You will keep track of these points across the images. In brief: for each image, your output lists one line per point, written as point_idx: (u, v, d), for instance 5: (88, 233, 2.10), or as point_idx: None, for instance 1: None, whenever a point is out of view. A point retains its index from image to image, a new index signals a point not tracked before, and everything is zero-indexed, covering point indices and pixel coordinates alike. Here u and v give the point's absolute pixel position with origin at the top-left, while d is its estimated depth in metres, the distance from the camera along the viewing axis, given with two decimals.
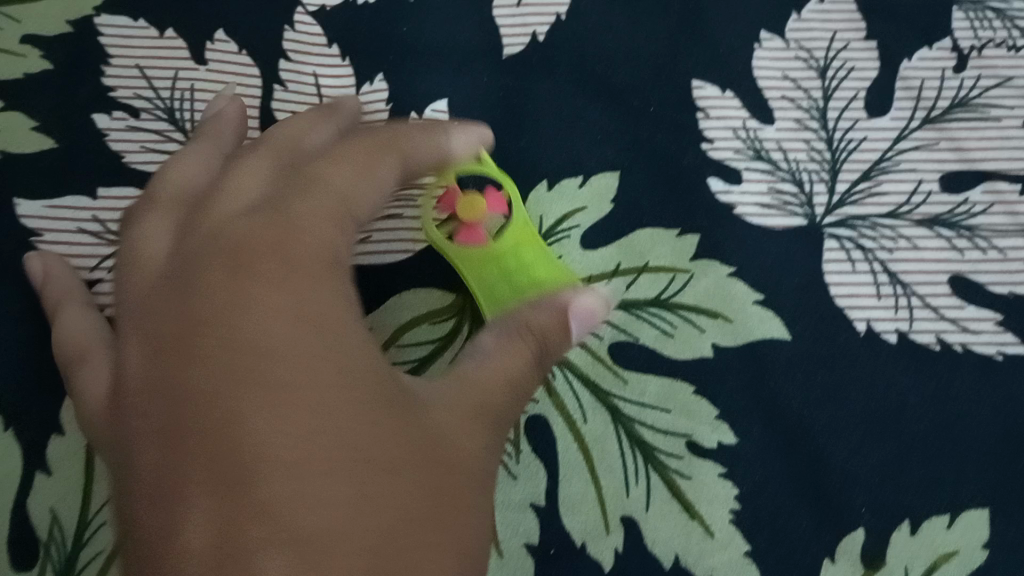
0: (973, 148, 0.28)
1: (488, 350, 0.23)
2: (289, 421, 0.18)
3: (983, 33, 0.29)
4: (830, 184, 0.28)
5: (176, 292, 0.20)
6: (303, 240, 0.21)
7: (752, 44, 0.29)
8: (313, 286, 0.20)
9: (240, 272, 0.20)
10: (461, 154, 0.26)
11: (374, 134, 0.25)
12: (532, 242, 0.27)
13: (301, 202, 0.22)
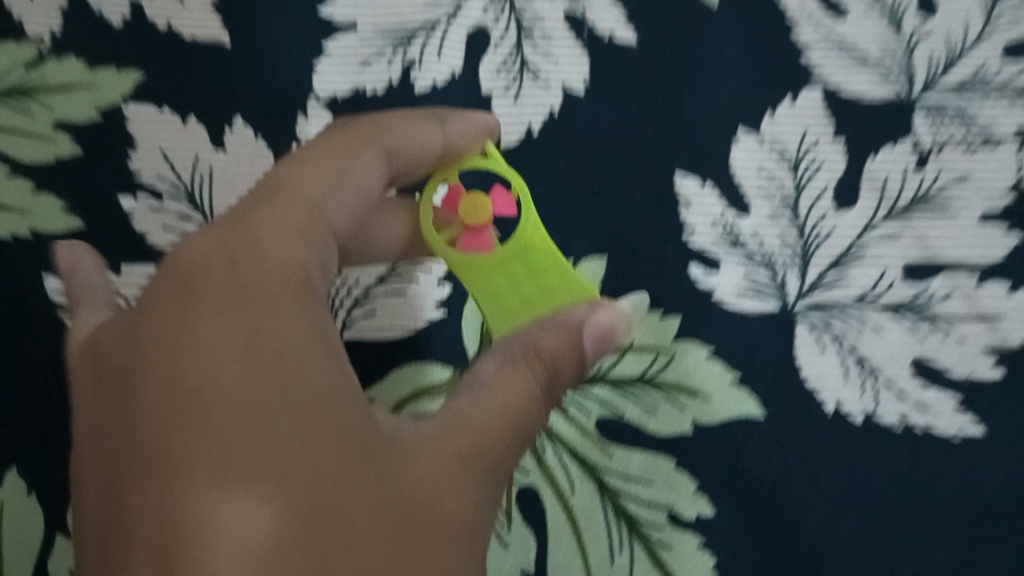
0: (934, 240, 0.31)
1: (489, 378, 0.25)
2: (216, 435, 0.21)
3: (941, 134, 0.32)
4: (801, 271, 0.31)
5: (137, 325, 0.23)
6: (254, 271, 0.24)
7: (730, 141, 0.32)
8: (260, 317, 0.23)
9: (190, 305, 0.23)
10: (462, 148, 0.30)
11: (336, 165, 0.28)
12: (533, 248, 0.30)
13: (259, 234, 0.25)
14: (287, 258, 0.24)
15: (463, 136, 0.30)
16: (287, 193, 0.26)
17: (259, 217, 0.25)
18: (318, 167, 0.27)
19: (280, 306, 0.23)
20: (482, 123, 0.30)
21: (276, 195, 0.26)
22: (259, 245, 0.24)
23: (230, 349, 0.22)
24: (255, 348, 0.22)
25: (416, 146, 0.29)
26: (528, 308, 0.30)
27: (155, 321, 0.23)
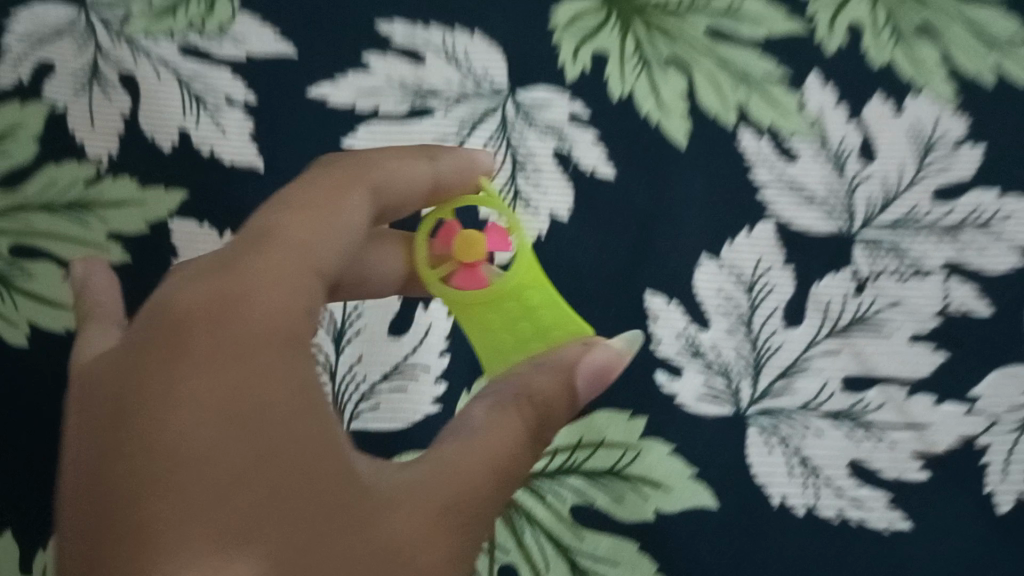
0: (869, 357, 0.36)
1: (481, 424, 0.27)
2: (186, 493, 0.21)
3: (877, 266, 0.37)
4: (752, 382, 0.36)
5: (125, 370, 0.24)
6: (239, 325, 0.24)
7: (694, 267, 0.38)
8: (242, 371, 0.23)
9: (173, 361, 0.23)
10: (446, 174, 0.35)
11: (333, 201, 0.30)
12: (526, 284, 0.34)
13: (247, 283, 0.25)
14: (277, 308, 0.25)
15: (456, 169, 0.35)
16: (281, 239, 0.27)
17: (252, 266, 0.26)
18: (315, 215, 0.29)
19: (265, 361, 0.24)
20: (471, 163, 0.36)
21: (269, 245, 0.27)
22: (249, 296, 0.25)
23: (212, 405, 0.23)
24: (237, 405, 0.23)
25: (416, 181, 0.34)
26: (521, 342, 0.33)
27: (141, 369, 0.24)
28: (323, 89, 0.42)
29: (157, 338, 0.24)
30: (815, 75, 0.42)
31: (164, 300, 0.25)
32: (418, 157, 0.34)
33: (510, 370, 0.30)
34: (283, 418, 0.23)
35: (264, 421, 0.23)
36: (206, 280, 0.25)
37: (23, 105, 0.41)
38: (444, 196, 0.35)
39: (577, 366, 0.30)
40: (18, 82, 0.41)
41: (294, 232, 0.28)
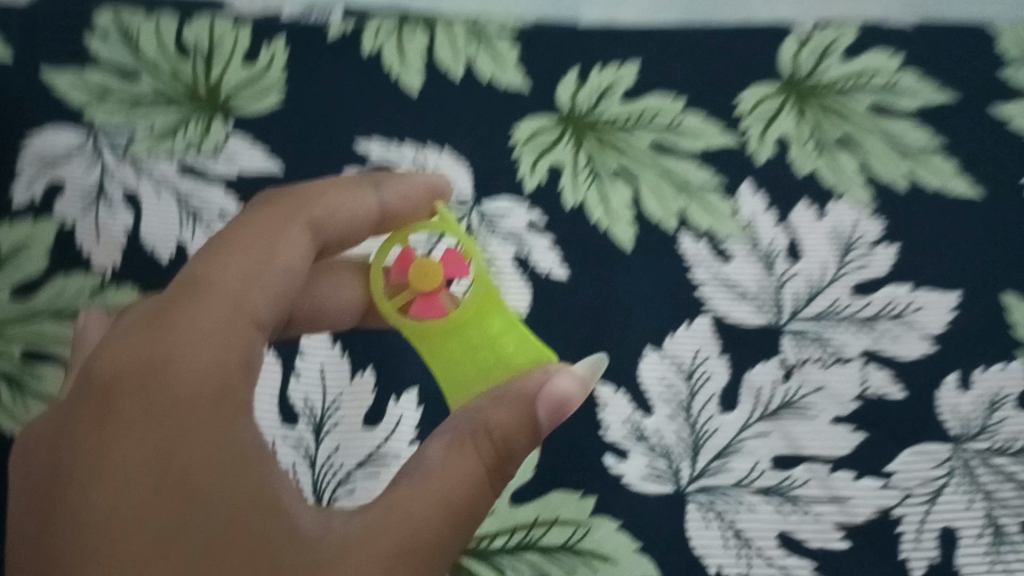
0: (797, 436, 0.41)
1: (436, 458, 0.31)
2: (115, 540, 0.27)
3: (803, 353, 0.42)
4: (691, 462, 0.40)
5: (66, 430, 0.30)
6: (162, 381, 0.31)
7: (639, 356, 0.43)
8: (163, 419, 0.30)
9: (103, 425, 0.30)
10: (393, 203, 0.40)
11: (263, 250, 0.36)
12: (487, 313, 0.37)
13: (173, 343, 0.31)
14: (197, 363, 0.31)
15: (404, 196, 0.40)
16: (216, 290, 0.33)
17: (177, 324, 0.32)
18: (250, 262, 0.35)
19: (190, 410, 0.30)
20: (423, 184, 0.41)
21: (199, 297, 0.33)
22: (173, 354, 0.31)
23: (137, 447, 0.29)
24: (160, 441, 0.29)
25: (359, 208, 0.39)
26: (486, 372, 0.36)
27: (79, 427, 0.30)
28: None
29: (92, 398, 0.31)
30: (747, 183, 0.47)
31: (102, 369, 0.31)
32: (364, 186, 0.40)
33: (473, 403, 0.33)
34: (201, 450, 0.29)
35: (181, 458, 0.29)
36: (137, 344, 0.32)
37: (37, 222, 0.46)
38: (395, 220, 0.40)
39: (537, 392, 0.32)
40: (31, 201, 0.46)
41: (228, 281, 0.34)
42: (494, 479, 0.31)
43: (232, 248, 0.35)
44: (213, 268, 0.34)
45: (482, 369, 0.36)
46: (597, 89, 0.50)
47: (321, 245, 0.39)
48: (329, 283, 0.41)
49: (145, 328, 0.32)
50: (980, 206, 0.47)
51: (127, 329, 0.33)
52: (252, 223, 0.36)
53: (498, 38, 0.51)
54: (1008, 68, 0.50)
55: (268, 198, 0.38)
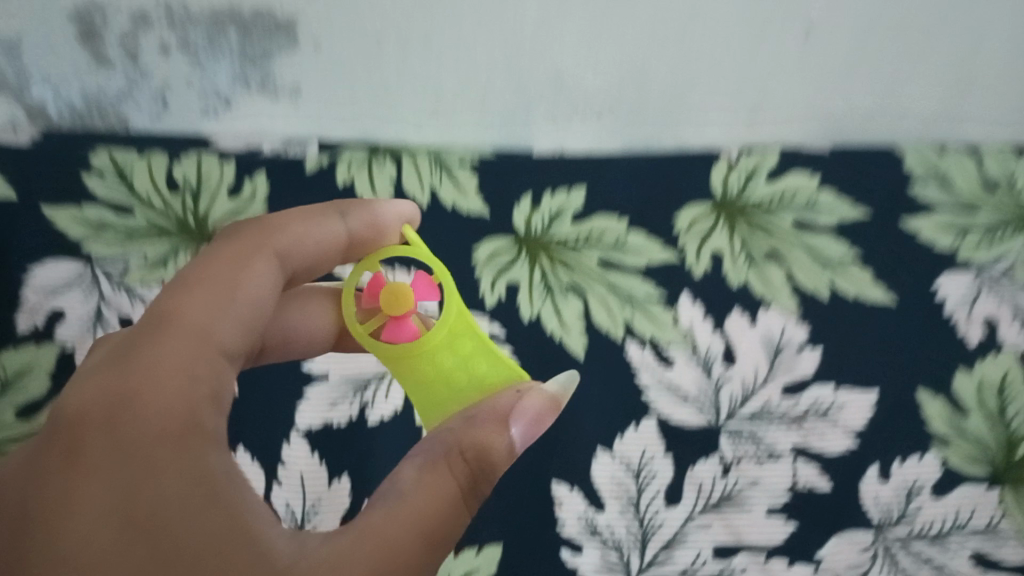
0: (738, 526, 0.47)
1: (413, 475, 0.33)
2: None
3: (739, 451, 0.48)
4: (640, 553, 0.46)
5: (35, 472, 0.30)
6: (134, 415, 0.31)
7: (592, 457, 0.47)
8: (137, 454, 0.30)
9: (74, 467, 0.30)
10: (361, 232, 0.43)
11: (233, 286, 0.37)
12: (456, 334, 0.42)
13: (143, 377, 0.32)
14: (171, 395, 0.32)
15: (371, 223, 0.43)
16: (186, 329, 0.35)
17: (145, 360, 0.33)
18: (218, 301, 0.37)
19: (160, 444, 0.30)
20: (391, 214, 0.44)
21: (168, 332, 0.34)
22: (145, 388, 0.32)
23: (109, 487, 0.29)
24: (131, 478, 0.29)
25: (327, 236, 0.42)
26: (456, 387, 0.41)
27: (48, 469, 0.30)
28: None
29: (58, 443, 0.31)
30: (685, 295, 0.52)
31: (69, 408, 0.32)
32: (330, 216, 0.43)
33: (448, 425, 0.37)
34: (173, 481, 0.30)
35: (154, 493, 0.29)
36: (105, 381, 0.32)
37: (38, 347, 0.51)
38: (362, 247, 0.43)
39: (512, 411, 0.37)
40: (33, 328, 0.51)
41: (199, 319, 0.35)
42: (468, 492, 0.34)
43: (201, 285, 0.37)
44: (184, 304, 0.36)
45: (455, 385, 0.41)
46: (548, 214, 0.55)
47: (292, 274, 0.42)
48: (301, 312, 0.44)
49: (112, 366, 0.33)
50: (894, 312, 0.52)
51: (92, 370, 0.33)
52: (221, 260, 0.38)
53: (459, 168, 0.56)
54: (914, 188, 0.57)
55: (233, 233, 0.41)
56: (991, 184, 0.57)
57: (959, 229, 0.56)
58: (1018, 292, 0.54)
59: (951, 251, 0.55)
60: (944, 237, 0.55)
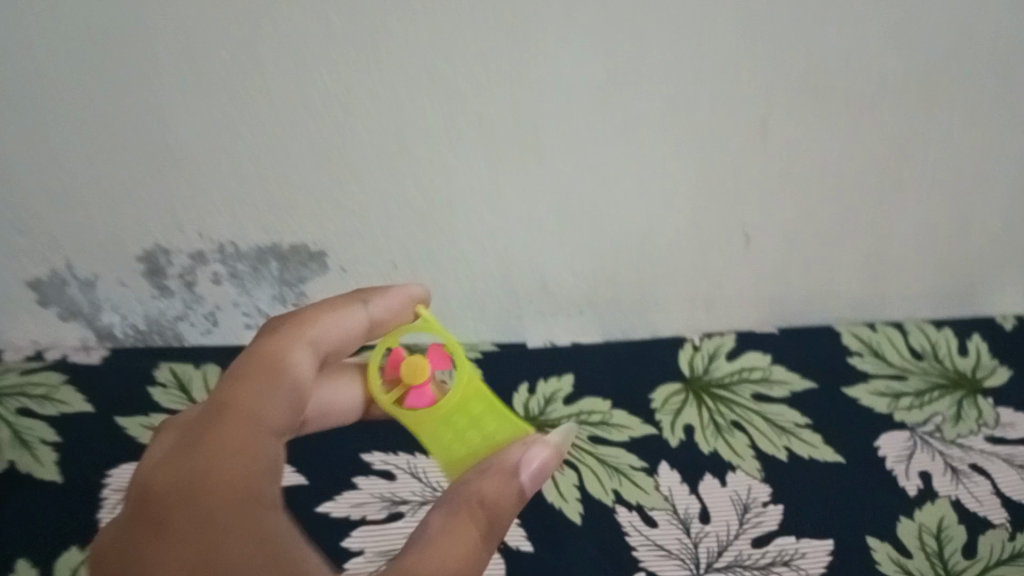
0: None
1: (440, 527, 0.34)
2: None
3: None
4: None
5: (115, 546, 0.32)
6: (202, 490, 0.33)
7: None
8: (210, 523, 0.32)
9: (149, 538, 0.31)
10: (381, 313, 0.47)
11: (271, 371, 0.40)
12: (468, 398, 0.46)
13: (207, 456, 0.34)
14: (234, 471, 0.34)
15: (390, 307, 0.48)
16: (235, 412, 0.37)
17: (205, 443, 0.35)
18: (258, 384, 0.39)
19: (228, 516, 0.32)
20: (406, 294, 0.49)
21: (224, 415, 0.36)
22: (210, 467, 0.34)
23: (178, 555, 0.31)
24: (199, 550, 0.31)
25: (354, 322, 0.46)
26: (471, 445, 0.45)
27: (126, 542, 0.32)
28: (326, 505, 0.59)
29: (138, 518, 0.32)
30: (664, 464, 0.62)
31: (141, 488, 0.34)
32: (354, 303, 0.46)
33: (462, 480, 0.38)
34: (239, 549, 0.31)
35: (217, 560, 0.31)
36: (176, 463, 0.34)
37: None
38: (382, 328, 0.48)
39: (518, 463, 0.38)
40: None
41: (244, 401, 0.37)
42: (488, 542, 0.35)
43: (246, 377, 0.39)
44: (237, 391, 0.38)
45: (466, 442, 0.45)
46: (543, 398, 0.66)
47: (324, 357, 0.44)
48: (332, 390, 0.47)
49: (176, 447, 0.35)
50: (841, 469, 0.61)
51: (161, 452, 0.36)
52: (264, 355, 0.41)
53: None
54: (853, 358, 0.68)
55: (269, 328, 0.43)
56: (917, 353, 0.69)
57: (892, 394, 0.66)
58: (949, 447, 0.62)
59: (887, 414, 0.65)
60: (880, 402, 0.65)
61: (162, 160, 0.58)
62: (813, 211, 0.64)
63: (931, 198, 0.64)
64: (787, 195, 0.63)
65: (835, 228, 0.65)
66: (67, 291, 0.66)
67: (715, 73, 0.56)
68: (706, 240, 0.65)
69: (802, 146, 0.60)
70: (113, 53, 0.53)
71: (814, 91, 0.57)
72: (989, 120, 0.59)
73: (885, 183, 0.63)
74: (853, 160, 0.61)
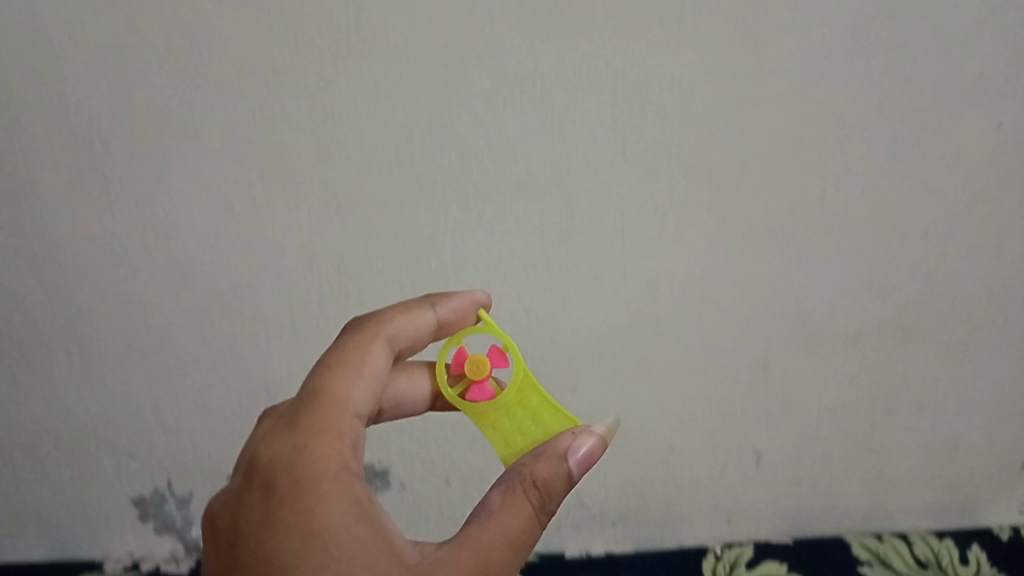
0: None
1: (502, 505, 0.39)
2: None
3: None
4: None
5: (244, 508, 0.38)
6: (308, 461, 0.38)
7: None
8: (315, 490, 0.37)
9: (272, 500, 0.37)
10: (447, 313, 0.49)
11: (352, 361, 0.43)
12: (525, 392, 0.48)
13: (310, 436, 0.38)
14: (330, 449, 0.38)
15: (455, 309, 0.50)
16: (330, 397, 0.40)
17: (313, 423, 0.39)
18: (347, 373, 0.42)
19: (328, 483, 0.37)
20: (473, 300, 0.51)
21: (321, 404, 0.40)
22: (314, 443, 0.38)
23: (293, 515, 0.36)
24: (305, 507, 0.36)
25: (424, 323, 0.48)
26: (529, 436, 0.48)
27: (253, 505, 0.37)
28: None
29: (259, 483, 0.38)
30: None
31: (260, 459, 0.38)
32: (423, 306, 0.48)
33: (520, 461, 0.42)
34: (342, 508, 0.37)
35: (321, 516, 0.36)
36: (284, 440, 0.39)
37: None
38: (449, 328, 0.50)
39: (571, 451, 0.41)
40: None
41: (338, 389, 0.41)
42: (540, 517, 0.40)
43: (338, 366, 0.42)
44: (331, 385, 0.41)
45: (525, 433, 0.48)
46: None
47: (397, 354, 0.46)
48: (404, 383, 0.50)
49: (286, 428, 0.39)
50: None
51: (271, 432, 0.40)
52: (350, 347, 0.44)
53: None
54: (863, 567, 0.74)
55: (350, 327, 0.46)
56: (923, 563, 0.74)
57: None
58: None
59: None
60: None
61: (255, 392, 0.71)
62: (817, 432, 0.73)
63: (917, 421, 0.73)
64: (792, 418, 0.72)
65: (838, 445, 0.74)
66: (165, 508, 0.76)
67: (716, 315, 0.67)
68: (724, 456, 0.74)
69: (799, 376, 0.70)
70: (230, 309, 0.67)
71: (803, 332, 0.68)
72: (959, 347, 0.70)
73: (877, 408, 0.72)
74: (844, 385, 0.71)
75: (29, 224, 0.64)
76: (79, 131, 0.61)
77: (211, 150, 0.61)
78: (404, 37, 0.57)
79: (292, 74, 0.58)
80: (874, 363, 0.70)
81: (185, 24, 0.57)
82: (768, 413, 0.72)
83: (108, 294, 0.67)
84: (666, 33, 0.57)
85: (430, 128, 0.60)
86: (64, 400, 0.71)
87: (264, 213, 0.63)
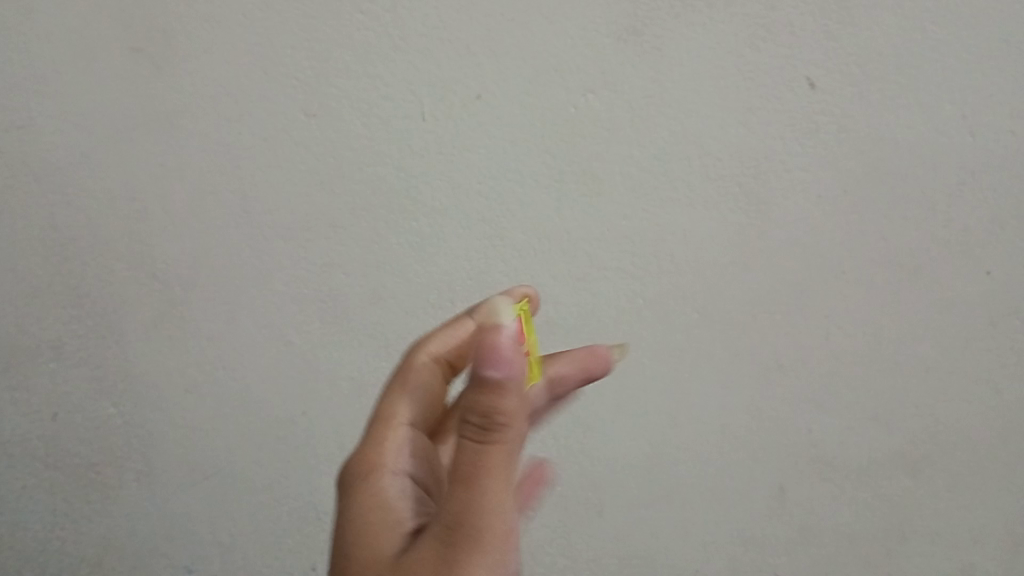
0: None
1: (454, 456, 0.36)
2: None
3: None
4: None
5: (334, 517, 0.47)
6: (356, 463, 0.46)
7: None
8: (356, 482, 0.45)
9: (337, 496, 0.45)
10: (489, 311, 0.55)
11: (400, 386, 0.52)
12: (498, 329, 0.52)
13: (361, 445, 0.47)
14: (370, 453, 0.46)
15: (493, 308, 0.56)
16: (381, 416, 0.49)
17: (365, 436, 0.48)
18: (398, 395, 0.51)
19: (365, 475, 0.45)
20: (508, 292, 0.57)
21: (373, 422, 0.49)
22: (362, 450, 0.47)
23: (345, 499, 0.45)
24: (350, 492, 0.45)
25: (461, 332, 0.55)
26: None
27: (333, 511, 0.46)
28: None
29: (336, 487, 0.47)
30: None
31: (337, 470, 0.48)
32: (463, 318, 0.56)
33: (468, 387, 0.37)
34: (370, 492, 0.44)
35: (362, 494, 0.44)
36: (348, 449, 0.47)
37: None
38: None
39: (478, 362, 0.35)
40: None
41: (390, 409, 0.50)
42: (491, 449, 0.35)
43: (393, 393, 0.51)
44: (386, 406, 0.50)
45: None
46: None
47: (448, 367, 0.54)
48: None
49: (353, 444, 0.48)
50: None
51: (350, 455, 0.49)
52: (400, 375, 0.52)
53: None
54: None
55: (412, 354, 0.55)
56: None
57: None
58: None
59: None
60: None
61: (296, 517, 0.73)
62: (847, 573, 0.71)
63: (943, 557, 0.71)
64: (817, 554, 0.71)
65: None
66: None
67: (733, 446, 0.69)
68: None
69: (820, 510, 0.70)
70: (283, 435, 0.71)
71: (819, 465, 0.69)
72: (974, 487, 0.69)
73: (903, 544, 0.70)
74: (866, 521, 0.70)
75: (112, 361, 0.69)
76: (161, 277, 0.67)
77: (277, 293, 0.68)
78: (446, 200, 0.66)
79: (348, 229, 0.66)
80: (893, 499, 0.69)
81: (261, 183, 0.65)
82: (795, 550, 0.71)
83: (167, 424, 0.71)
84: (677, 192, 0.64)
85: (470, 275, 0.67)
86: (128, 520, 0.73)
87: (318, 349, 0.69)
